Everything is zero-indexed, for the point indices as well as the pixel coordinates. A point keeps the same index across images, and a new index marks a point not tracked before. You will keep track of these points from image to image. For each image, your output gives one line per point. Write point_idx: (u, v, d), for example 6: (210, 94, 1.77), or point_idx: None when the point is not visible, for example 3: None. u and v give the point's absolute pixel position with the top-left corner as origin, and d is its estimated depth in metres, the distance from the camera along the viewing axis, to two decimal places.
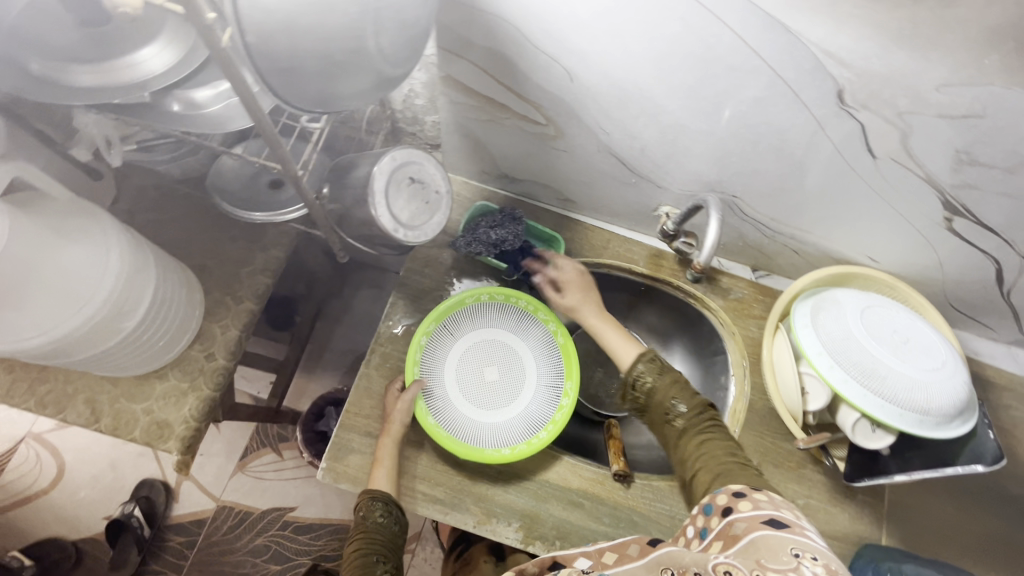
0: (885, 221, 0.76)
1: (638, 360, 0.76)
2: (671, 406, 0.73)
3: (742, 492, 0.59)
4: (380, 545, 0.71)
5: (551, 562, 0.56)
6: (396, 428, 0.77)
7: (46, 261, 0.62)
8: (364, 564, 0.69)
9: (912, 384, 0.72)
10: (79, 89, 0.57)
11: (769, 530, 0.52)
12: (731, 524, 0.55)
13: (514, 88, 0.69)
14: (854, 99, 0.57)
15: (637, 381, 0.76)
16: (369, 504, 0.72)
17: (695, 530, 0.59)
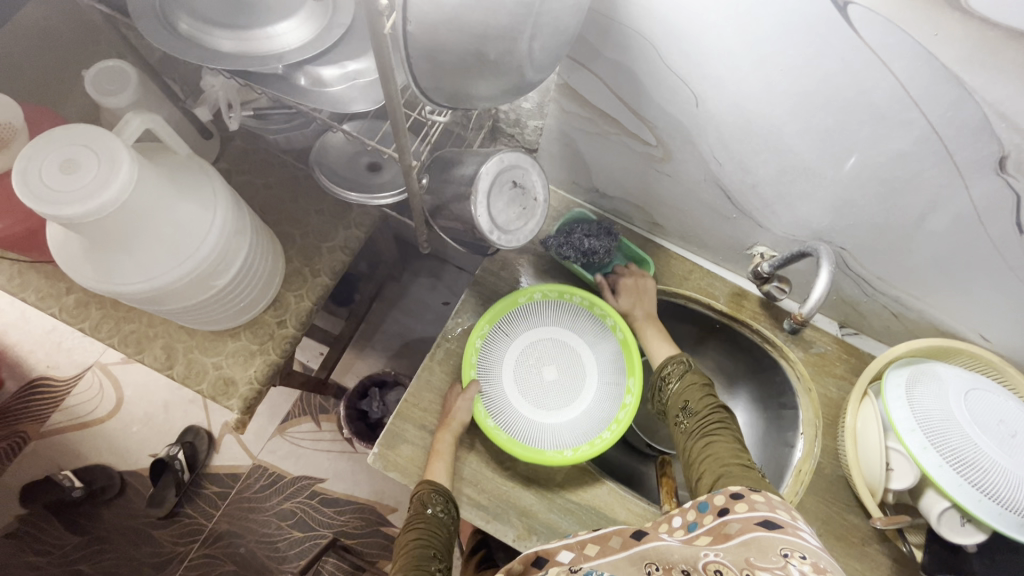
0: (1011, 300, 0.69)
1: (667, 360, 0.78)
2: (684, 405, 0.74)
3: (739, 493, 0.56)
4: (437, 541, 0.69)
5: (536, 556, 0.58)
6: (457, 425, 0.77)
7: (163, 213, 0.64)
8: (421, 554, 0.67)
9: (1018, 482, 0.65)
10: (221, 53, 0.59)
11: (763, 531, 0.49)
12: (725, 524, 0.52)
13: (631, 105, 0.67)
14: (1017, 169, 0.52)
15: (662, 380, 0.78)
16: (431, 495, 0.72)
17: (682, 521, 0.55)
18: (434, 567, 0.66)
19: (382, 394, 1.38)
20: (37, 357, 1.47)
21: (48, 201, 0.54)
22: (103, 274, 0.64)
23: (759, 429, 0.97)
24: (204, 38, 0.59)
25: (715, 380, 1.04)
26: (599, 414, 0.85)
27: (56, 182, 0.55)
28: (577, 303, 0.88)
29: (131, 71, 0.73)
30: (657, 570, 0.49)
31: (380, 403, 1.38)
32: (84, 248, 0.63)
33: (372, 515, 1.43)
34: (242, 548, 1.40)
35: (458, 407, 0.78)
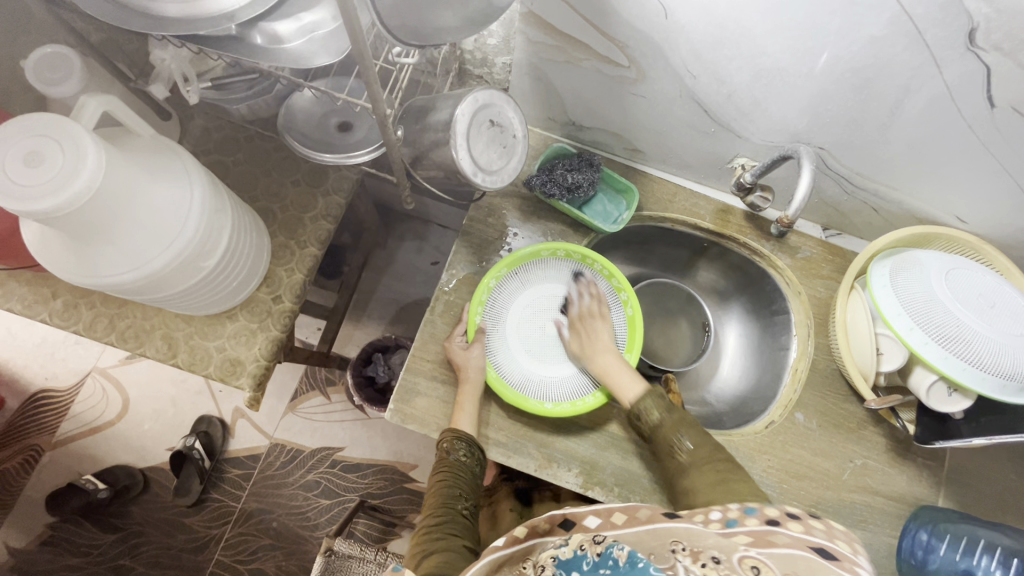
0: (986, 177, 0.71)
1: (646, 395, 0.77)
2: (676, 441, 0.74)
3: (796, 514, 0.55)
4: (461, 482, 0.73)
5: (562, 518, 0.54)
6: (473, 377, 0.78)
7: (140, 198, 0.63)
8: (447, 494, 0.71)
9: (999, 347, 0.69)
10: (168, 20, 0.56)
11: (812, 553, 0.49)
12: (772, 533, 0.52)
13: (600, 25, 0.65)
14: (986, 40, 0.53)
15: (643, 413, 0.76)
16: (454, 442, 0.74)
17: (722, 515, 0.56)
18: (460, 505, 0.71)
19: (386, 358, 1.40)
20: (33, 371, 1.46)
21: (18, 197, 0.52)
22: (88, 269, 0.63)
23: (754, 337, 1.02)
24: (147, 4, 0.56)
25: (709, 298, 1.07)
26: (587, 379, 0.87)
27: (22, 176, 0.53)
28: (596, 270, 0.91)
29: (72, 54, 0.69)
30: (684, 550, 0.48)
31: (385, 367, 1.40)
32: (65, 244, 0.62)
33: (395, 474, 1.49)
34: (274, 522, 1.45)
35: (472, 359, 0.79)
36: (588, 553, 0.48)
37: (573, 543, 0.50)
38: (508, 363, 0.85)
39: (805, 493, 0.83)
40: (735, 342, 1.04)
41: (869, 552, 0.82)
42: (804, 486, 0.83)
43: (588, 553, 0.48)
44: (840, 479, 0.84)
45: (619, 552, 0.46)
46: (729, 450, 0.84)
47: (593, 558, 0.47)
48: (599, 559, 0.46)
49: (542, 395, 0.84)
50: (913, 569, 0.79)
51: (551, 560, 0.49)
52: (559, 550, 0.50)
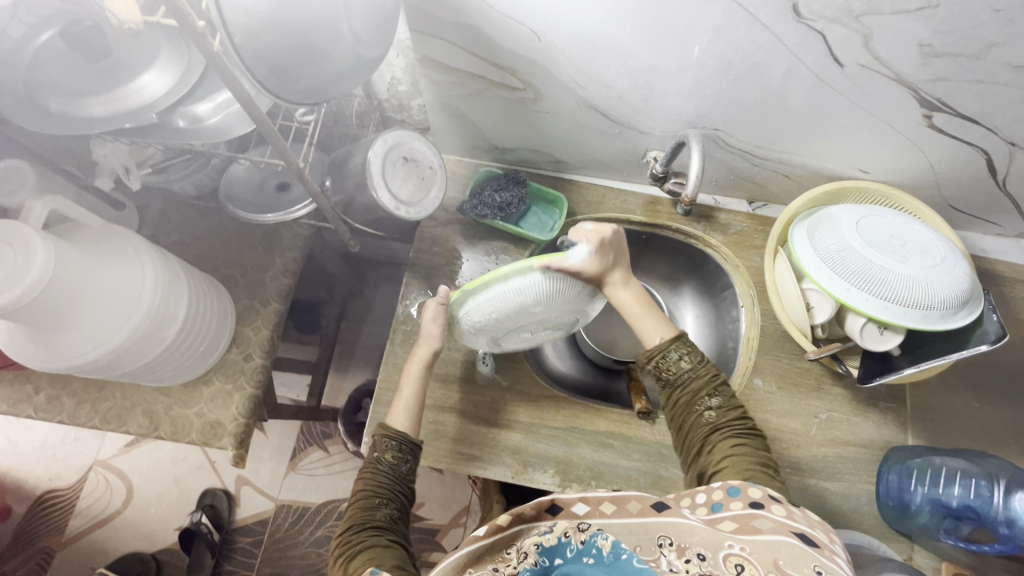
0: (869, 129, 0.77)
1: (674, 342, 0.73)
2: (707, 397, 0.70)
3: (778, 497, 0.55)
4: (384, 488, 0.70)
5: (549, 503, 0.55)
6: (427, 343, 0.77)
7: (93, 282, 0.68)
8: (367, 505, 0.68)
9: (912, 282, 0.74)
10: (95, 119, 0.63)
11: (795, 539, 0.49)
12: (756, 517, 0.53)
13: (487, 57, 0.72)
14: (810, 11, 0.59)
15: (670, 362, 0.72)
16: (381, 444, 0.73)
17: (707, 499, 0.56)
18: (381, 513, 0.68)
19: None
20: (37, 475, 1.49)
21: None
22: (55, 354, 0.68)
23: (709, 317, 1.06)
24: (75, 111, 0.63)
25: (662, 287, 1.11)
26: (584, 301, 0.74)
27: None
28: None
29: (24, 166, 0.76)
30: (671, 545, 0.50)
31: None
32: (30, 335, 0.67)
33: None
34: None
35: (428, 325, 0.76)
36: (572, 539, 0.51)
37: (558, 530, 0.52)
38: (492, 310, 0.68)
39: (777, 455, 0.86)
40: (692, 324, 1.08)
41: (850, 502, 0.84)
42: (775, 449, 0.86)
43: (572, 540, 0.51)
44: (809, 436, 0.87)
45: (602, 540, 0.51)
46: None
47: (577, 546, 0.51)
48: (583, 546, 0.50)
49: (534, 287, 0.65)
50: (894, 511, 0.80)
51: (534, 547, 0.51)
52: (542, 537, 0.52)
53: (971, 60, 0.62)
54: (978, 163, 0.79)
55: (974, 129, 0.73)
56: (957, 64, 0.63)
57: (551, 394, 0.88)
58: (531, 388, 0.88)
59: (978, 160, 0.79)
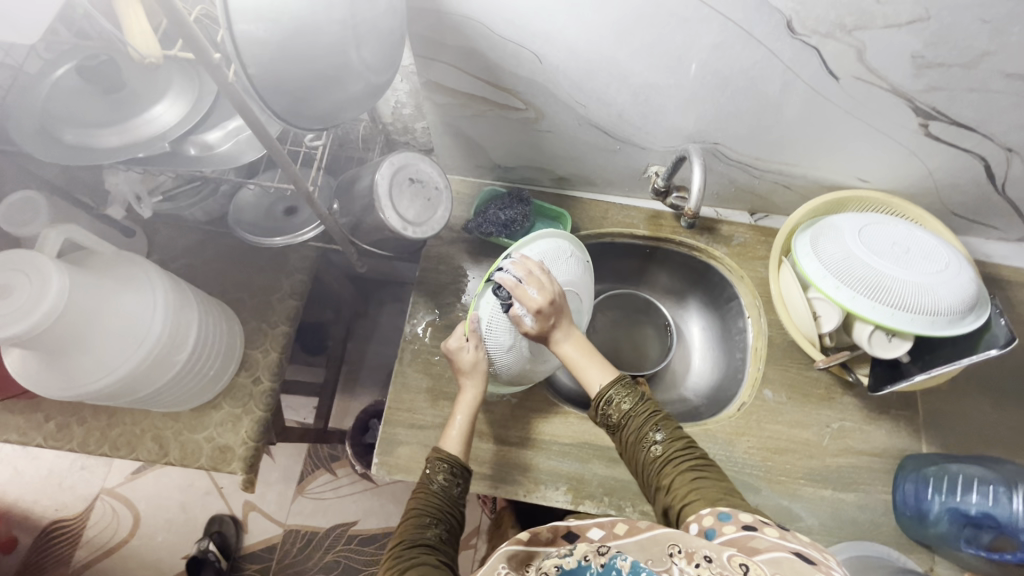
0: (867, 139, 0.78)
1: (611, 385, 0.74)
2: (649, 434, 0.71)
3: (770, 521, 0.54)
4: (435, 508, 0.70)
5: (566, 530, 0.57)
6: (477, 373, 0.77)
7: (106, 308, 0.69)
8: (417, 523, 0.67)
9: (917, 288, 0.74)
10: (109, 150, 0.64)
11: (795, 555, 0.47)
12: (753, 538, 0.52)
13: (489, 79, 0.74)
14: (803, 27, 0.61)
15: (611, 404, 0.73)
16: (436, 464, 0.73)
17: (700, 527, 0.58)
18: (431, 533, 0.66)
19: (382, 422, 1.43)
20: (43, 505, 1.48)
21: None
22: (67, 381, 0.69)
23: (715, 328, 1.06)
24: (88, 141, 0.64)
25: (668, 300, 1.12)
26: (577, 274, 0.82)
27: None
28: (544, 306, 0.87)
29: (37, 197, 0.78)
30: (681, 553, 0.48)
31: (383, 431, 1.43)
32: (43, 362, 0.67)
33: None
34: None
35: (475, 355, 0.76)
36: (592, 563, 0.48)
37: (578, 553, 0.49)
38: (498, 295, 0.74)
39: (791, 466, 0.85)
40: (700, 336, 1.08)
41: (867, 513, 0.83)
42: (788, 460, 0.85)
43: (593, 564, 0.48)
44: (821, 446, 0.86)
45: (623, 561, 0.47)
46: (707, 438, 0.86)
47: (598, 569, 0.47)
48: (604, 569, 0.47)
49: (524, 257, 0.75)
50: (912, 520, 0.80)
51: (554, 568, 0.49)
52: (562, 559, 0.49)
53: (964, 70, 0.63)
54: (977, 169, 0.80)
55: (970, 136, 0.74)
56: (951, 74, 0.64)
57: (560, 410, 0.88)
58: (540, 404, 0.88)
59: (976, 166, 0.80)
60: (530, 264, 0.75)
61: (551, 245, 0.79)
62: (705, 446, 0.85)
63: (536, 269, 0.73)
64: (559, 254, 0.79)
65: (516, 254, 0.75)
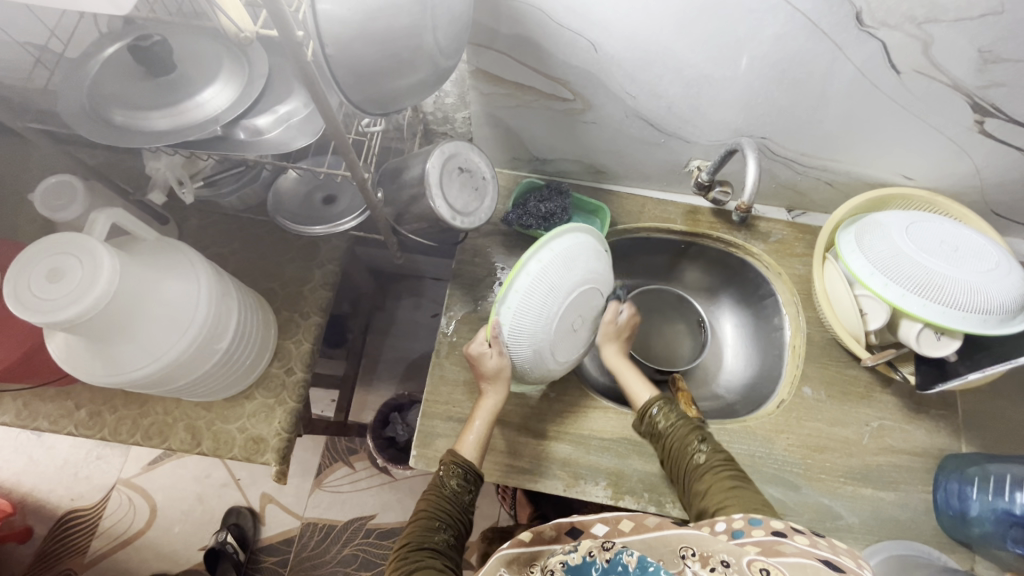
0: (917, 136, 0.78)
1: (656, 401, 0.82)
2: (693, 443, 0.76)
3: (801, 529, 0.51)
4: (445, 513, 0.70)
5: (569, 526, 0.58)
6: (499, 379, 0.76)
7: (151, 294, 0.68)
8: (427, 526, 0.68)
9: (969, 286, 0.73)
10: (161, 133, 0.63)
11: (822, 563, 0.45)
12: (779, 543, 0.49)
13: (540, 68, 0.73)
14: (872, 19, 0.60)
15: (658, 414, 0.81)
16: (450, 467, 0.73)
17: (727, 526, 0.54)
18: (438, 538, 0.68)
19: (403, 416, 1.42)
20: (59, 494, 1.47)
21: (45, 309, 0.58)
22: (112, 367, 0.68)
23: (748, 325, 1.05)
24: (138, 123, 0.63)
25: (699, 296, 1.11)
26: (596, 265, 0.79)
27: (47, 292, 0.58)
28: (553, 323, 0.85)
29: (75, 180, 0.76)
30: (693, 555, 0.48)
31: (403, 425, 1.43)
32: (88, 348, 0.66)
33: None
34: None
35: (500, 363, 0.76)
36: (597, 559, 0.50)
37: (581, 549, 0.52)
38: (519, 301, 0.71)
39: (831, 464, 0.84)
40: (732, 333, 1.08)
41: (907, 512, 0.83)
42: (828, 458, 0.85)
43: (597, 559, 0.49)
44: (861, 444, 0.86)
45: (629, 557, 0.47)
46: (747, 436, 0.85)
47: (603, 564, 0.49)
48: (609, 565, 0.48)
49: (544, 259, 0.72)
50: (954, 520, 0.80)
51: (560, 565, 0.51)
52: (567, 556, 0.52)
53: None
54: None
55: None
56: (1016, 69, 0.64)
57: (598, 405, 0.87)
58: (578, 399, 0.87)
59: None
60: (551, 265, 0.72)
61: (570, 241, 0.75)
62: (745, 443, 0.85)
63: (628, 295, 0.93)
64: (577, 250, 0.75)
65: (536, 257, 0.72)
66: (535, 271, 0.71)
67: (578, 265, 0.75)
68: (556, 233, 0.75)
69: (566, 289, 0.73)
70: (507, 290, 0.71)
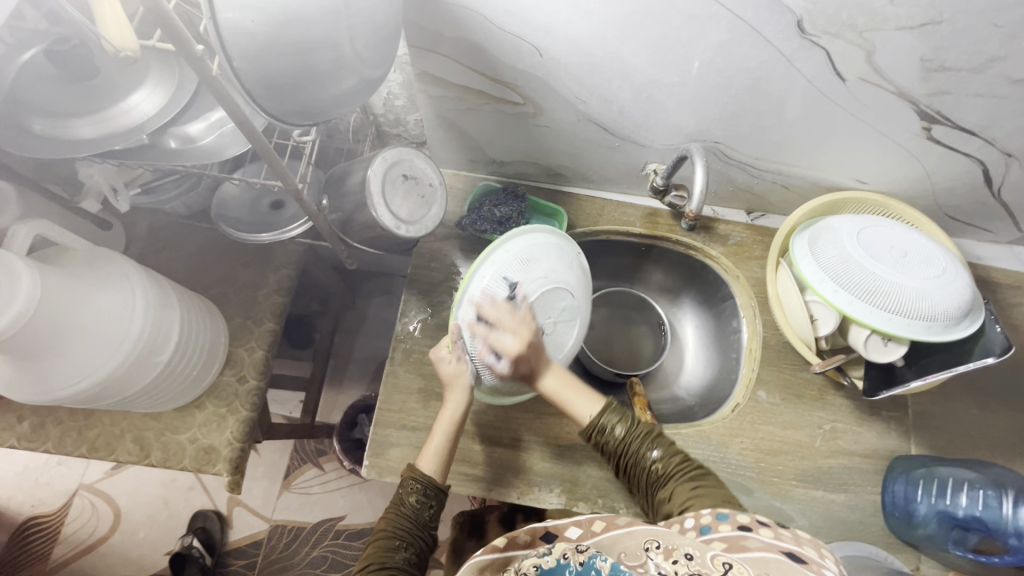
0: (867, 141, 0.78)
1: (604, 412, 0.72)
2: (647, 452, 0.70)
3: (768, 522, 0.50)
4: (406, 531, 0.67)
5: (544, 531, 0.55)
6: (458, 387, 0.76)
7: (81, 308, 0.65)
8: (387, 547, 0.65)
9: (915, 293, 0.73)
10: (82, 140, 0.60)
11: (784, 556, 0.44)
12: (744, 537, 0.48)
13: (486, 72, 0.71)
14: (814, 28, 0.59)
15: (605, 430, 0.72)
16: (409, 484, 0.70)
17: (695, 523, 0.53)
18: (399, 557, 0.65)
19: (370, 417, 1.41)
20: (19, 501, 1.44)
21: None
22: (42, 385, 0.65)
23: (709, 327, 1.05)
24: (59, 132, 0.60)
25: (661, 297, 1.11)
26: (562, 268, 0.75)
27: None
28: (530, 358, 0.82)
29: (4, 187, 0.73)
30: (658, 548, 0.48)
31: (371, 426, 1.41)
32: (15, 366, 0.64)
33: None
34: None
35: (463, 369, 0.75)
36: (571, 561, 0.49)
37: (556, 552, 0.51)
38: (475, 304, 0.70)
39: (783, 467, 0.85)
40: (693, 335, 1.08)
41: (856, 513, 0.84)
42: (781, 461, 0.86)
43: (572, 562, 0.49)
44: (814, 447, 0.86)
45: (602, 562, 0.48)
46: (701, 440, 0.86)
47: (577, 567, 0.48)
48: (582, 568, 0.48)
49: (502, 264, 0.71)
50: (900, 521, 0.81)
51: (533, 568, 0.50)
52: (541, 559, 0.50)
53: (972, 74, 0.63)
54: (975, 173, 0.80)
55: (972, 141, 0.74)
56: (958, 78, 0.63)
57: (553, 411, 0.86)
58: (534, 405, 0.87)
59: (975, 171, 0.80)
60: (507, 266, 0.71)
61: (528, 241, 0.74)
62: (699, 448, 0.85)
63: (508, 310, 0.68)
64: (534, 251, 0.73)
65: (491, 258, 0.72)
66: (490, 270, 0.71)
67: (536, 267, 0.72)
68: (515, 235, 0.75)
69: (526, 289, 0.71)
70: (464, 293, 0.71)
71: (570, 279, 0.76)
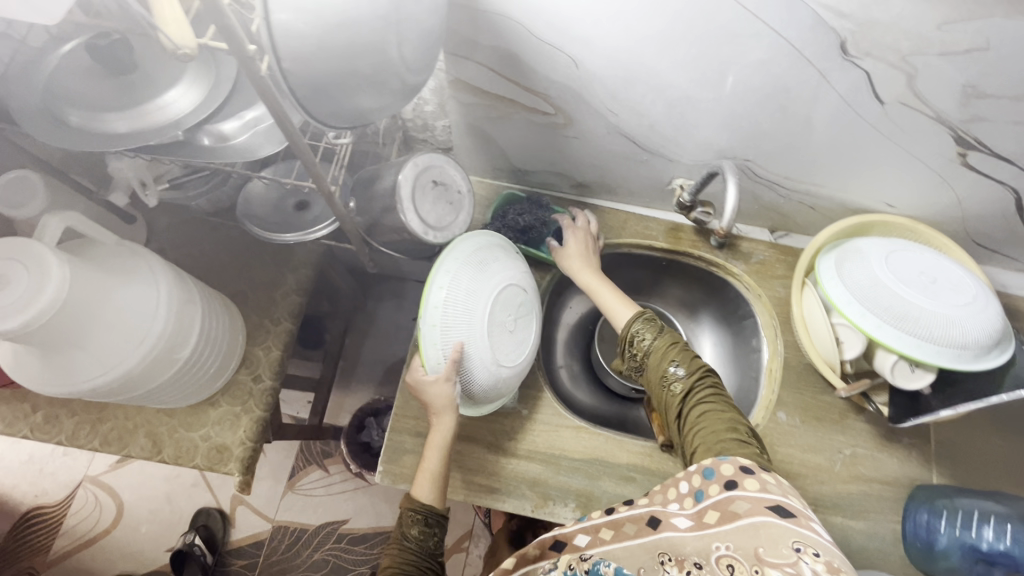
0: (899, 165, 0.77)
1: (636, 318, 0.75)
2: (670, 369, 0.70)
3: (750, 467, 0.53)
4: (412, 564, 0.67)
5: (552, 540, 0.54)
6: (445, 408, 0.71)
7: (105, 301, 0.65)
8: None
9: (946, 320, 0.72)
10: (116, 134, 0.60)
11: (773, 518, 0.46)
12: (732, 500, 0.49)
13: (519, 81, 0.71)
14: (856, 49, 0.59)
15: (636, 338, 0.74)
16: (409, 517, 0.69)
17: (687, 486, 0.53)
18: None
19: (379, 420, 1.40)
20: (23, 491, 1.43)
21: None
22: (63, 377, 0.65)
23: (727, 345, 1.04)
24: (95, 124, 0.60)
25: (679, 313, 1.10)
26: (511, 263, 0.78)
27: None
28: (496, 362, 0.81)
29: (35, 177, 0.73)
30: (670, 560, 0.47)
31: (379, 430, 1.40)
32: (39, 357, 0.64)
33: None
34: None
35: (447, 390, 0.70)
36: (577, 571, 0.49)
37: (562, 565, 0.51)
38: (442, 315, 0.69)
39: (802, 491, 0.84)
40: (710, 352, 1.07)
41: (875, 541, 0.82)
42: (799, 485, 0.84)
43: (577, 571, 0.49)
44: (833, 472, 0.85)
45: (606, 568, 0.48)
46: None
47: None
48: None
49: (457, 270, 0.71)
50: (921, 552, 0.79)
51: None
52: None
53: (1014, 102, 0.62)
54: (1008, 201, 0.79)
55: (1007, 169, 0.73)
56: (999, 105, 0.63)
57: (570, 424, 0.85)
58: (550, 417, 0.86)
59: (1008, 199, 0.79)
60: (464, 272, 0.71)
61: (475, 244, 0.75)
62: None
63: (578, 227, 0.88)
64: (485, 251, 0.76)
65: (443, 269, 0.71)
66: (450, 284, 0.70)
67: (490, 266, 0.74)
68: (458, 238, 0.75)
69: (487, 292, 0.72)
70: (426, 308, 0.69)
71: (522, 271, 0.80)
